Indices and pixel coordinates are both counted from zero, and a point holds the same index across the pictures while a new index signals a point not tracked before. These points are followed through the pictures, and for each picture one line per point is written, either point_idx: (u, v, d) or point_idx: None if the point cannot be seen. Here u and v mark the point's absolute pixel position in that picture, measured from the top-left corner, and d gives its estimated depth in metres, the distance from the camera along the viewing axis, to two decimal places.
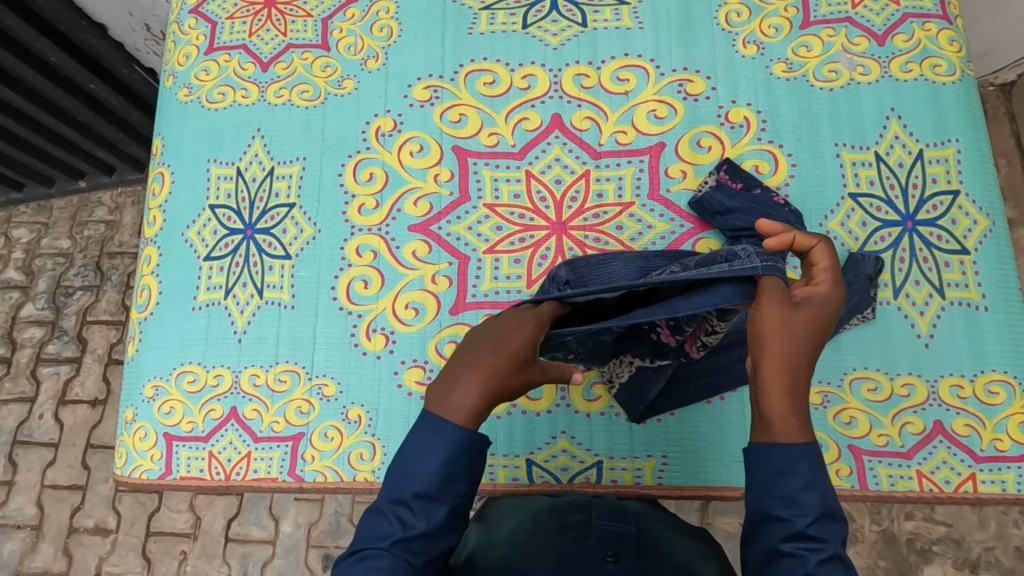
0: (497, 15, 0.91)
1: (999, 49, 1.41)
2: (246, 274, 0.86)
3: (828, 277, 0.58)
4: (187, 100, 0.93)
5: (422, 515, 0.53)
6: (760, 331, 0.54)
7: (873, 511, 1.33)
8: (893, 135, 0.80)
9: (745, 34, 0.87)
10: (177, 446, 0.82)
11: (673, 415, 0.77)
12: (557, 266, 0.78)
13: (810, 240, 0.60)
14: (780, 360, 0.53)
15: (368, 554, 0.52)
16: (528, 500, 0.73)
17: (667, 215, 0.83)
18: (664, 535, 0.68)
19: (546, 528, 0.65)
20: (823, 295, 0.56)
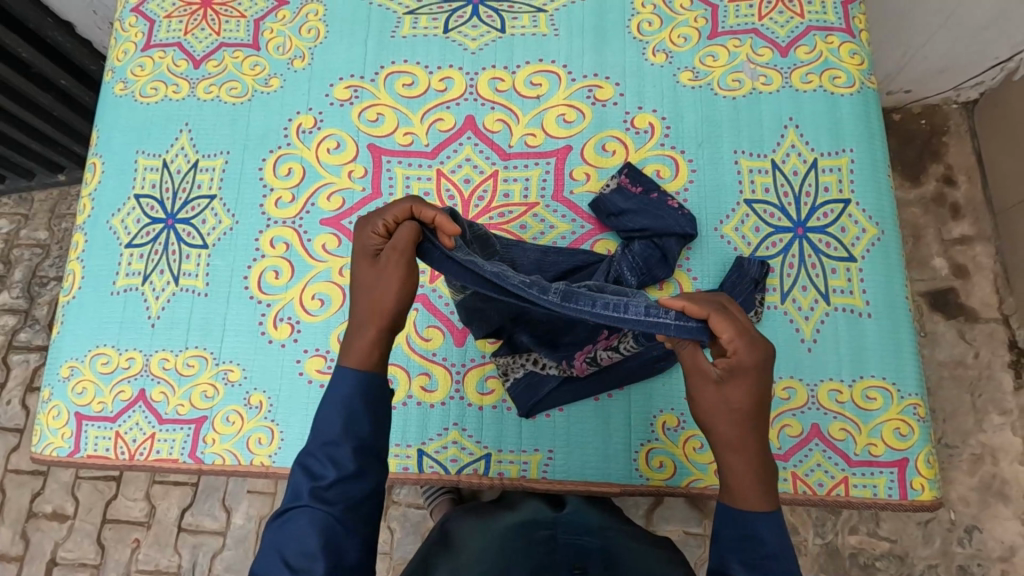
0: (420, 19, 0.94)
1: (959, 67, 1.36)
2: (164, 262, 0.88)
3: (746, 344, 0.53)
4: (123, 94, 0.97)
5: (331, 465, 0.56)
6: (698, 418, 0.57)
7: (814, 524, 1.31)
8: (790, 143, 0.82)
9: (655, 43, 0.89)
10: (87, 425, 0.84)
11: (561, 411, 0.78)
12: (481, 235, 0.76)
13: (704, 309, 0.53)
14: (731, 446, 0.55)
15: (290, 512, 0.56)
16: (491, 521, 0.77)
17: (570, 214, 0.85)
18: (627, 544, 0.73)
19: (513, 548, 0.71)
20: (748, 361, 0.54)
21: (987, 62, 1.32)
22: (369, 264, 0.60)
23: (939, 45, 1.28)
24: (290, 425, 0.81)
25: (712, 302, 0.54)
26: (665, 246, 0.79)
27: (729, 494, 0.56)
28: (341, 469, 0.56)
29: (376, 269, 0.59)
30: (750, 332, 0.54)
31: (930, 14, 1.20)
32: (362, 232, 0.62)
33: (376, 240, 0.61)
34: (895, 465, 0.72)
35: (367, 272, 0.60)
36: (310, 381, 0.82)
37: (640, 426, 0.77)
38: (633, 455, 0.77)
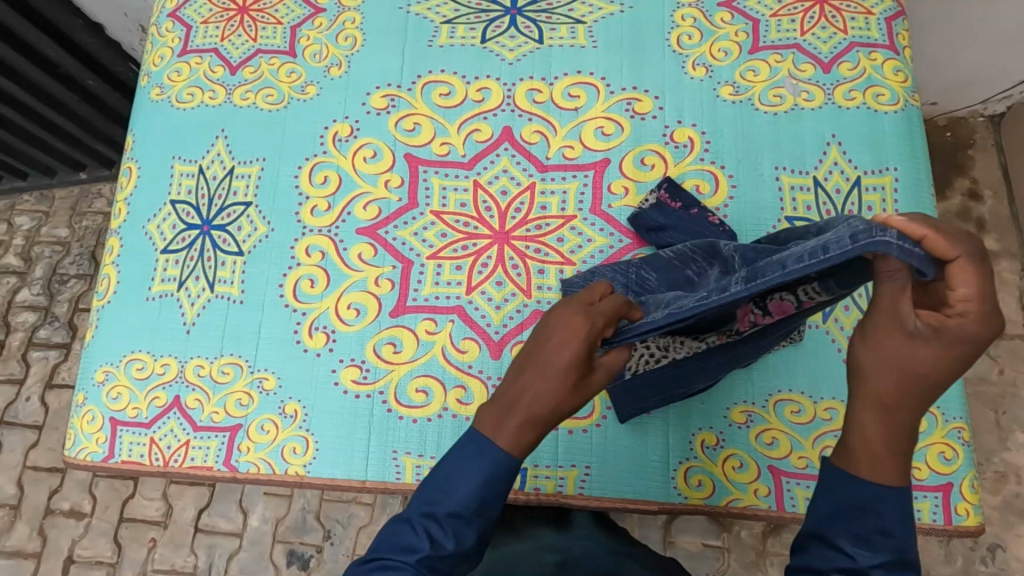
0: (457, 29, 0.94)
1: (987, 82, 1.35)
2: (200, 268, 0.89)
3: (978, 307, 0.46)
4: (159, 99, 0.97)
5: (454, 538, 0.55)
6: (860, 368, 0.51)
7: None
8: (832, 160, 0.82)
9: (695, 57, 0.88)
10: (122, 431, 0.84)
11: (598, 426, 0.78)
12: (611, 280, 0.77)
13: (949, 250, 0.45)
14: (879, 406, 0.51)
15: (388, 564, 0.55)
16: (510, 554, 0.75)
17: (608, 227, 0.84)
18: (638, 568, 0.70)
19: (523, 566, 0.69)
20: (961, 332, 0.46)
21: (1017, 77, 1.31)
22: (570, 377, 0.54)
23: (969, 61, 1.27)
24: (325, 435, 0.81)
25: (971, 244, 0.45)
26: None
27: (847, 455, 0.53)
28: (461, 545, 0.55)
29: (573, 384, 0.54)
30: (986, 301, 0.46)
31: (963, 28, 1.19)
32: (580, 313, 0.55)
33: (580, 335, 0.54)
34: (940, 489, 0.71)
35: (565, 381, 0.54)
36: (345, 391, 0.82)
37: (679, 444, 0.76)
38: (671, 473, 0.76)
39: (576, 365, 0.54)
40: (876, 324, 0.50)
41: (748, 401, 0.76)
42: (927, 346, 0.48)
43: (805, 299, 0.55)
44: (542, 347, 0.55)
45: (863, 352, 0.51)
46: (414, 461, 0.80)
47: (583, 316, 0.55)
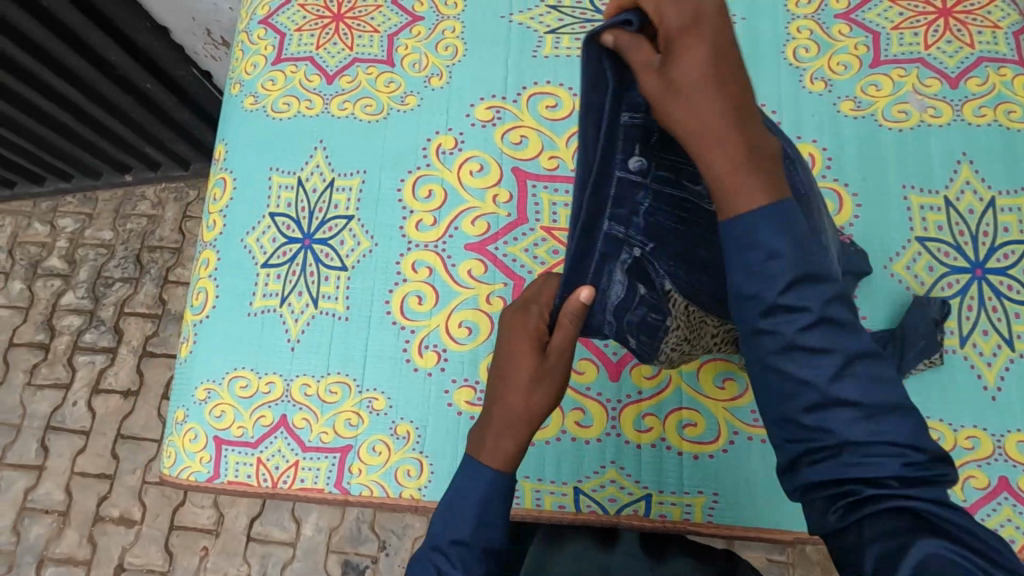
0: (562, 39, 0.91)
1: None
2: (302, 284, 0.86)
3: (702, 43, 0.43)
4: (253, 108, 0.94)
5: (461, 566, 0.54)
6: (680, 122, 0.43)
7: None
8: (963, 179, 0.79)
9: (813, 70, 0.86)
10: (226, 450, 0.83)
11: (725, 451, 0.77)
12: None
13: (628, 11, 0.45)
14: (713, 140, 0.43)
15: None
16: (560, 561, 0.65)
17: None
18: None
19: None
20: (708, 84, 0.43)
21: None
22: (532, 356, 0.57)
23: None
24: (440, 457, 0.79)
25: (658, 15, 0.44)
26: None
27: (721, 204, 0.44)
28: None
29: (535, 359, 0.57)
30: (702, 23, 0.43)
31: None
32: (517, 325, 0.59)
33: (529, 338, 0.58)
34: None
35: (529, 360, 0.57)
36: (459, 413, 0.80)
37: None
38: None
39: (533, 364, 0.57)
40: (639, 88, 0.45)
41: None
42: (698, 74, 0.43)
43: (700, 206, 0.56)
44: (503, 375, 0.58)
45: (670, 103, 0.43)
46: (533, 484, 0.78)
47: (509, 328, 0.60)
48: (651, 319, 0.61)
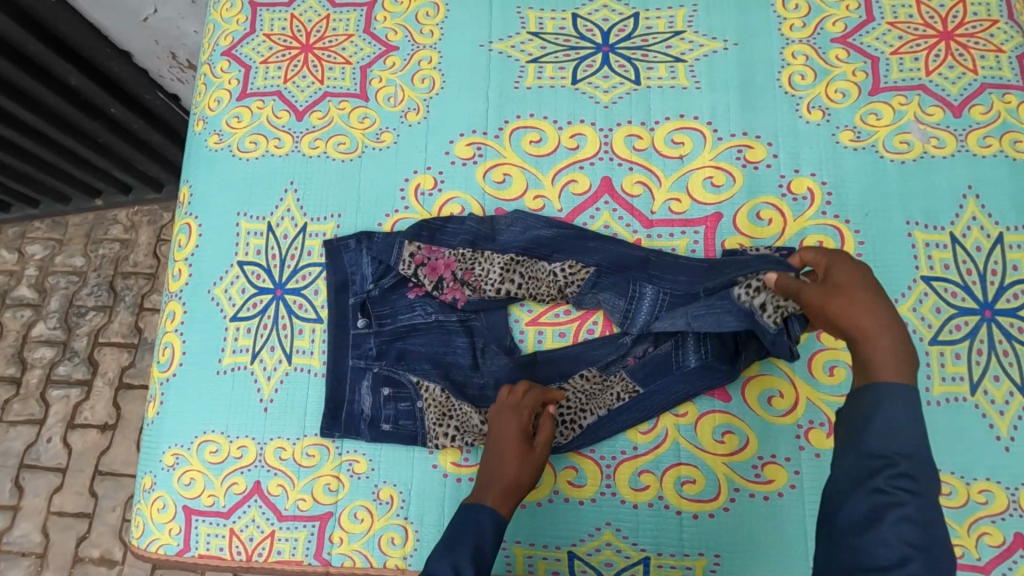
0: (545, 68, 0.86)
1: None
2: (275, 337, 0.81)
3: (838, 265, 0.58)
4: (218, 147, 0.88)
5: None
6: (500, 478, 0.67)
7: None
8: (970, 216, 0.75)
9: (810, 99, 0.82)
10: (196, 520, 0.77)
11: (727, 510, 0.72)
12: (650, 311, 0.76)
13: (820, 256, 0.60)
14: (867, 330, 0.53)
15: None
16: None
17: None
18: None
19: None
20: (523, 462, 0.68)
21: None
22: (517, 450, 0.69)
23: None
24: (425, 524, 0.75)
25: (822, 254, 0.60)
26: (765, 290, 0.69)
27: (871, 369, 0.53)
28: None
29: (525, 457, 0.69)
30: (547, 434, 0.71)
31: None
32: (502, 411, 0.72)
33: (519, 427, 0.70)
34: None
35: (516, 456, 0.68)
36: (445, 475, 0.76)
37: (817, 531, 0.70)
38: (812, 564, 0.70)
39: (510, 483, 0.67)
40: (499, 468, 0.68)
41: None
42: (526, 462, 0.69)
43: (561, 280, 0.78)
44: (495, 443, 0.70)
45: (511, 468, 0.68)
46: (525, 550, 0.74)
47: (494, 422, 0.72)
48: (403, 407, 0.77)
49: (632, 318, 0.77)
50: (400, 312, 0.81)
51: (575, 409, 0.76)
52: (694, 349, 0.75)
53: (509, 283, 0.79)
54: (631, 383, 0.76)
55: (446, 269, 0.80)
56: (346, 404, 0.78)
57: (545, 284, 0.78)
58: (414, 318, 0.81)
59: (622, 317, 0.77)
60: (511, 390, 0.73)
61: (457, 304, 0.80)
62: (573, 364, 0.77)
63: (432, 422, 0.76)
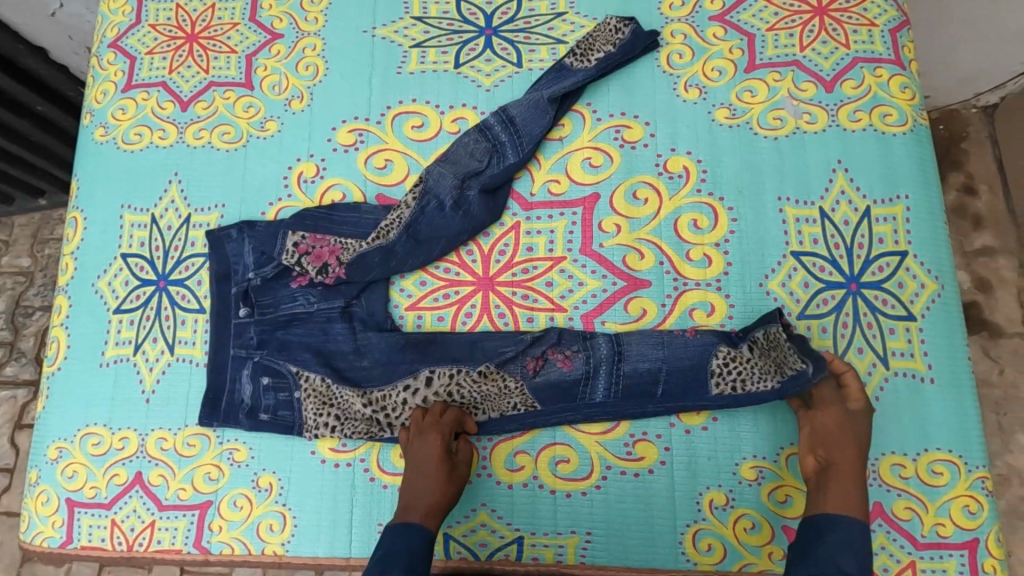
0: (428, 53, 0.86)
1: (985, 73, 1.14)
2: (157, 329, 0.81)
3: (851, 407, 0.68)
4: (103, 140, 0.88)
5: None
6: (422, 501, 0.68)
7: None
8: (839, 189, 0.76)
9: (687, 77, 0.81)
10: (79, 513, 0.77)
11: (599, 488, 0.73)
12: (551, 329, 0.76)
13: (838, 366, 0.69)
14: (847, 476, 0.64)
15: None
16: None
17: (642, 339, 0.74)
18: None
19: None
20: (446, 483, 0.69)
21: (966, 96, 1.21)
22: (442, 471, 0.69)
23: (971, 61, 1.11)
24: (304, 509, 0.75)
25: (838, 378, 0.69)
26: (778, 335, 0.70)
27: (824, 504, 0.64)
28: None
29: (448, 477, 0.69)
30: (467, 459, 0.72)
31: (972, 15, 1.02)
32: (420, 431, 0.73)
33: (438, 447, 0.70)
34: (966, 546, 0.67)
35: (440, 476, 0.69)
36: (323, 461, 0.76)
37: (685, 505, 0.71)
38: (679, 538, 0.71)
39: (433, 502, 0.68)
40: (420, 490, 0.68)
41: (759, 455, 0.71)
42: (448, 484, 0.69)
43: (439, 238, 0.78)
44: (415, 465, 0.70)
45: (434, 491, 0.68)
46: None
47: (411, 441, 0.72)
48: (282, 397, 0.77)
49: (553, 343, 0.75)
50: (283, 302, 0.80)
51: (469, 404, 0.75)
52: (605, 384, 0.73)
53: (389, 243, 0.78)
54: (530, 398, 0.74)
55: (330, 257, 0.79)
56: (226, 393, 0.78)
57: (421, 254, 0.78)
58: (295, 307, 0.80)
59: (534, 335, 0.75)
60: (433, 412, 0.74)
61: (340, 286, 0.79)
62: (468, 353, 0.76)
63: (311, 411, 0.76)
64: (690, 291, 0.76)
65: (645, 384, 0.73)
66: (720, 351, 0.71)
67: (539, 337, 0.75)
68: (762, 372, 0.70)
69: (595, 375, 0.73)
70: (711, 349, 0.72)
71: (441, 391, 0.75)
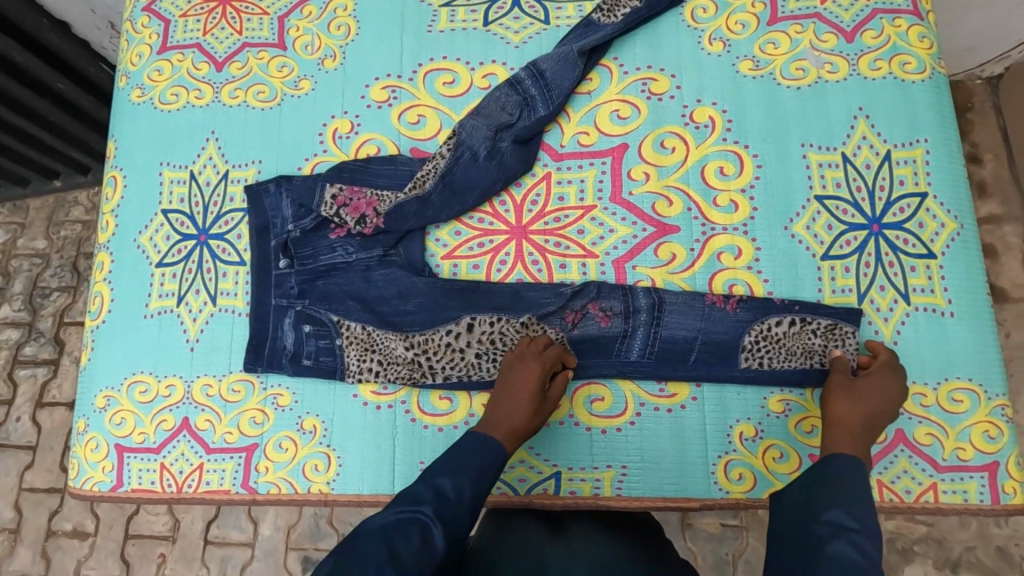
0: (458, 12, 0.88)
1: (988, 42, 1.15)
2: (199, 281, 0.84)
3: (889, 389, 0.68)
4: (140, 101, 0.90)
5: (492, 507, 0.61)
6: (509, 423, 0.69)
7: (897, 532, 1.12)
8: (860, 135, 0.78)
9: (712, 31, 0.84)
10: (129, 457, 0.80)
11: (633, 424, 0.75)
12: (589, 282, 0.78)
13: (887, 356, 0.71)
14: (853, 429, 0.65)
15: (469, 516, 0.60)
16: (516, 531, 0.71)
17: (684, 309, 0.76)
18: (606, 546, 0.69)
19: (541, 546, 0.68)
20: (533, 413, 0.71)
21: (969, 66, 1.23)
22: (533, 397, 0.71)
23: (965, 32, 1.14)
24: (347, 449, 0.78)
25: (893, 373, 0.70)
26: (846, 335, 0.73)
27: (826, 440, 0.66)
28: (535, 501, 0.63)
29: (535, 408, 0.71)
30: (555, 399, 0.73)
31: None
32: (521, 358, 0.74)
33: (537, 377, 0.72)
34: (986, 469, 0.70)
35: (529, 402, 0.70)
36: (364, 403, 0.79)
37: (716, 438, 0.74)
38: (711, 468, 0.74)
39: (518, 424, 0.69)
40: (510, 410, 0.70)
41: (785, 390, 0.75)
42: (534, 415, 0.71)
43: (474, 188, 0.81)
44: (509, 389, 0.72)
45: (518, 419, 0.70)
46: None
47: (510, 366, 0.74)
48: (324, 344, 0.80)
49: (598, 300, 0.78)
50: (322, 253, 0.82)
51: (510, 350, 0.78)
52: (640, 346, 0.76)
53: (425, 193, 0.80)
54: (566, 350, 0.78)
55: (368, 208, 0.81)
56: (269, 339, 0.80)
57: (455, 204, 0.81)
58: (334, 258, 0.82)
59: (578, 289, 0.78)
60: (534, 343, 0.75)
61: (377, 238, 0.81)
62: (511, 301, 0.79)
63: (354, 357, 0.79)
64: (718, 236, 0.78)
65: (678, 349, 0.76)
66: (795, 313, 0.74)
67: (581, 292, 0.78)
68: (826, 354, 0.73)
69: (632, 334, 0.76)
70: (746, 325, 0.75)
71: (481, 337, 0.78)
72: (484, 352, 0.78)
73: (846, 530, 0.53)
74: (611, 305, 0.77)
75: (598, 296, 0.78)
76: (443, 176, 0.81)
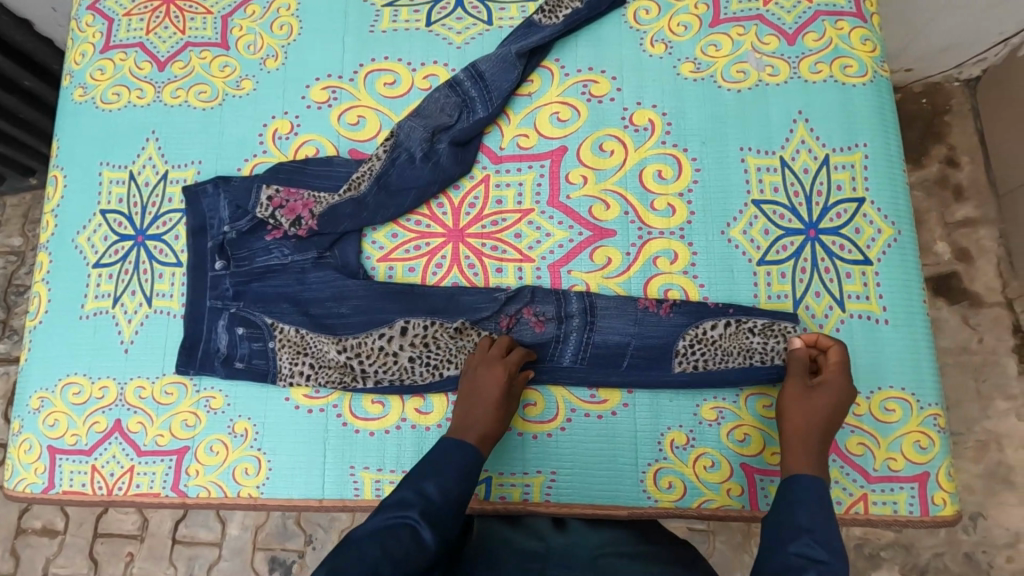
0: (401, 12, 0.87)
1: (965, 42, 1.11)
2: (136, 282, 0.83)
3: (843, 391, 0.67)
4: (82, 100, 0.89)
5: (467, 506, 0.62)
6: (477, 430, 0.69)
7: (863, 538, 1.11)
8: (799, 139, 0.77)
9: (654, 33, 0.83)
10: (61, 459, 0.80)
11: (564, 429, 0.75)
12: (523, 287, 0.77)
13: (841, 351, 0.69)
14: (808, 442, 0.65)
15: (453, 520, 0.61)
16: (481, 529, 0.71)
17: (616, 313, 0.75)
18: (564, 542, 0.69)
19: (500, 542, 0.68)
20: (501, 416, 0.70)
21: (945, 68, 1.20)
22: (499, 402, 0.70)
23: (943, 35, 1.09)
24: (278, 453, 0.77)
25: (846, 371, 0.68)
26: (785, 331, 0.72)
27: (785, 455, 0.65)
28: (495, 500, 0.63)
29: (502, 411, 0.70)
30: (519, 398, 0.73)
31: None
32: (486, 360, 0.73)
33: (504, 380, 0.70)
34: (917, 479, 0.69)
35: (495, 407, 0.70)
36: (297, 407, 0.78)
37: (648, 444, 0.73)
38: (641, 475, 0.73)
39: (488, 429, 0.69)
40: (479, 416, 0.69)
41: (719, 397, 0.74)
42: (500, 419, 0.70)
43: (411, 190, 0.80)
44: (476, 392, 0.71)
45: (486, 426, 0.69)
46: (373, 475, 0.76)
47: (474, 367, 0.73)
48: (257, 347, 0.79)
49: (533, 305, 0.77)
50: (259, 255, 0.81)
51: (442, 354, 0.77)
52: (572, 351, 0.75)
53: (360, 194, 0.80)
54: None
55: (304, 210, 0.80)
56: (202, 342, 0.80)
57: (392, 206, 0.80)
58: (270, 260, 0.81)
59: (511, 294, 0.77)
60: (496, 345, 0.74)
61: (313, 239, 0.80)
62: (446, 305, 0.78)
63: (286, 360, 0.78)
64: (654, 239, 0.77)
65: (611, 355, 0.74)
66: (731, 316, 0.73)
67: (516, 297, 0.77)
68: (767, 353, 0.72)
69: (565, 340, 0.75)
70: (680, 330, 0.74)
71: (414, 339, 0.77)
72: (416, 355, 0.77)
73: (816, 561, 0.54)
74: (546, 309, 0.76)
75: (534, 301, 0.77)
76: (379, 177, 0.80)
